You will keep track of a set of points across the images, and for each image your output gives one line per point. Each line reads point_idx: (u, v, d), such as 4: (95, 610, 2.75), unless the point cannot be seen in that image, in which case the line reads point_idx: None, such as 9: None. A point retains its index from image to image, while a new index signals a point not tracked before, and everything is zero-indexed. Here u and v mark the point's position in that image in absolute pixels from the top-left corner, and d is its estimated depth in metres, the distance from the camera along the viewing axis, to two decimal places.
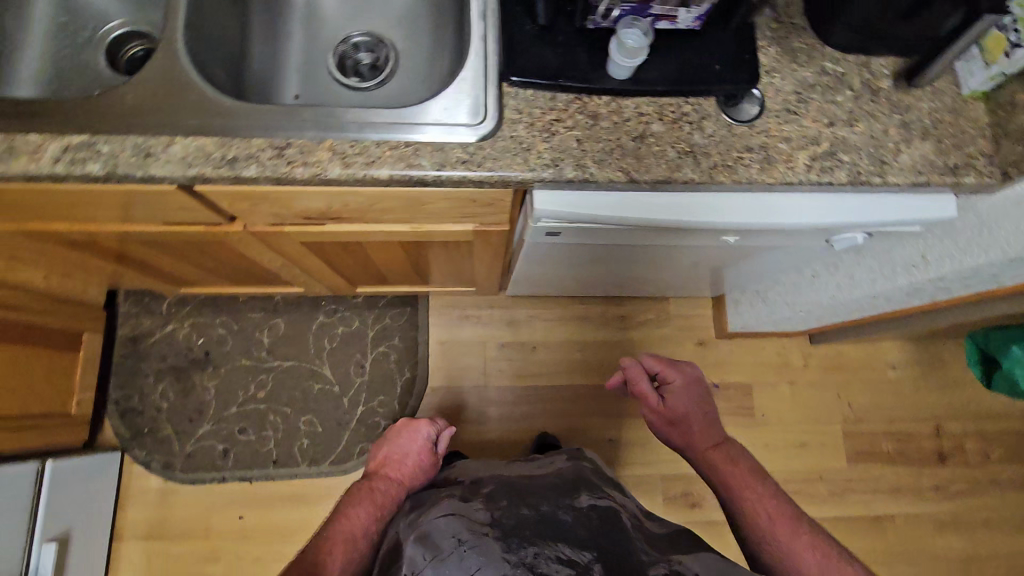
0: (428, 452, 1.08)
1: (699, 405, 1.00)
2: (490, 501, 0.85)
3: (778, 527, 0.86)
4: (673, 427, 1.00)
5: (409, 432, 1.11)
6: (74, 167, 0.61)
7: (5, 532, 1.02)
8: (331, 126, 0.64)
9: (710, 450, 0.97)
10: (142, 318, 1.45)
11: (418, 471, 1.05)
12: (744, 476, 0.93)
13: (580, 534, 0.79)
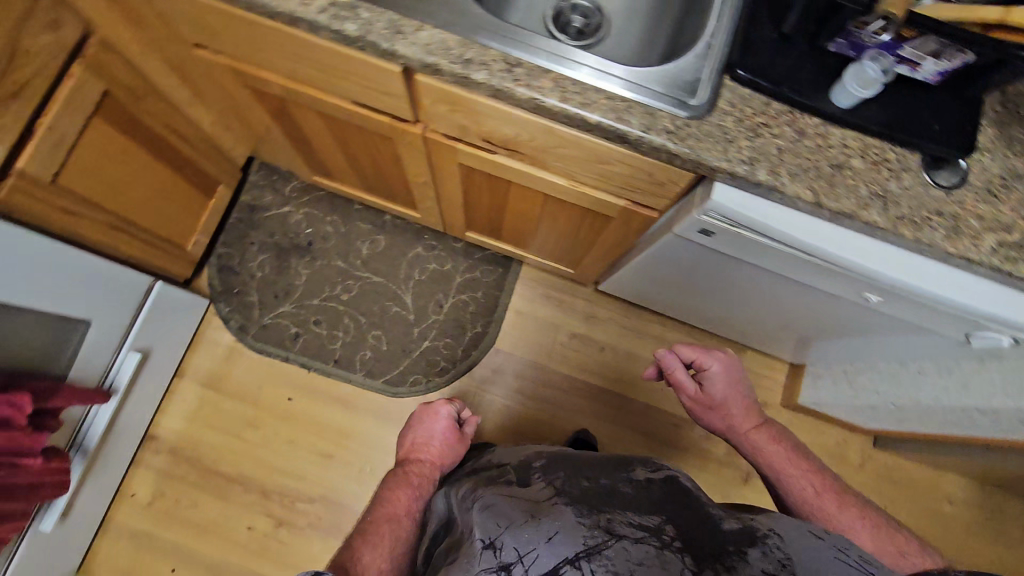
0: (453, 432, 1.12)
1: (737, 390, 0.98)
2: (546, 475, 0.80)
3: (826, 503, 0.87)
4: (714, 411, 0.99)
5: (430, 415, 1.14)
6: (335, 22, 0.68)
7: (109, 328, 1.11)
8: (562, 61, 0.68)
9: (752, 432, 0.96)
10: (266, 192, 1.55)
11: (446, 451, 1.09)
12: (791, 457, 0.93)
13: (647, 502, 0.73)
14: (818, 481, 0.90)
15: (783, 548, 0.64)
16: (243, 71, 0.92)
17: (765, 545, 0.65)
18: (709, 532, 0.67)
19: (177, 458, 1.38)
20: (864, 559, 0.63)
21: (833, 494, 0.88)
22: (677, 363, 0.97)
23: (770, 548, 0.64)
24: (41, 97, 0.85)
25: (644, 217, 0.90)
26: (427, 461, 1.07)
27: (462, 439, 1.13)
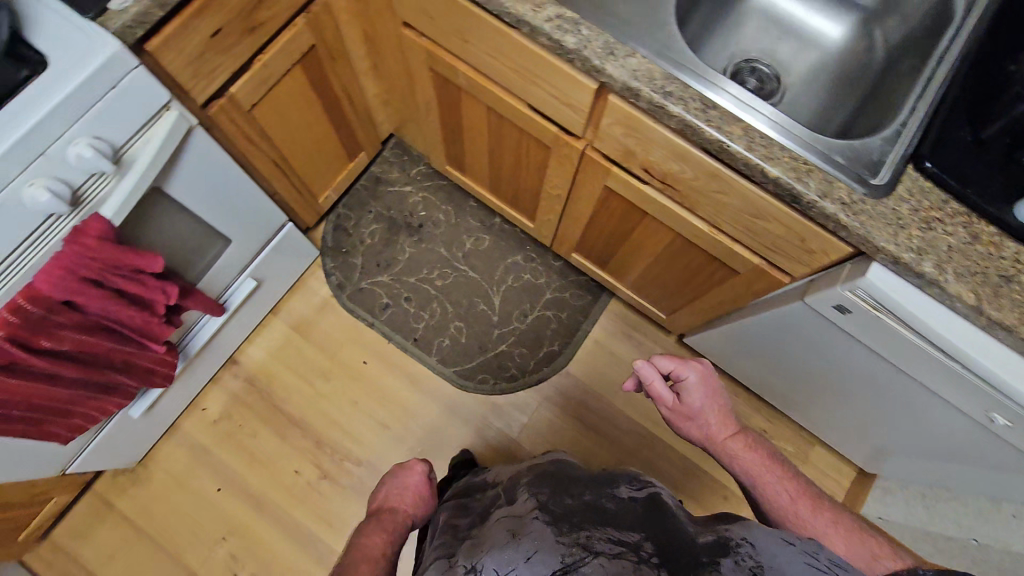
0: (425, 486, 1.07)
1: (713, 401, 0.96)
2: (531, 490, 0.84)
3: (802, 510, 0.84)
4: (692, 422, 0.97)
5: (402, 470, 1.08)
6: (557, 32, 0.74)
7: (241, 251, 1.21)
8: (756, 114, 0.71)
9: (729, 442, 0.94)
10: (395, 168, 1.64)
11: (417, 505, 1.03)
12: (769, 467, 0.91)
13: (628, 519, 0.75)
14: (794, 489, 0.87)
15: (754, 556, 0.68)
16: (437, 56, 1.00)
17: (738, 554, 0.68)
18: (685, 544, 0.71)
19: (249, 388, 1.46)
20: (833, 562, 0.67)
21: (810, 500, 0.85)
22: (654, 373, 0.95)
23: (742, 557, 0.68)
24: (268, 39, 0.95)
25: (773, 278, 0.92)
26: (401, 513, 0.99)
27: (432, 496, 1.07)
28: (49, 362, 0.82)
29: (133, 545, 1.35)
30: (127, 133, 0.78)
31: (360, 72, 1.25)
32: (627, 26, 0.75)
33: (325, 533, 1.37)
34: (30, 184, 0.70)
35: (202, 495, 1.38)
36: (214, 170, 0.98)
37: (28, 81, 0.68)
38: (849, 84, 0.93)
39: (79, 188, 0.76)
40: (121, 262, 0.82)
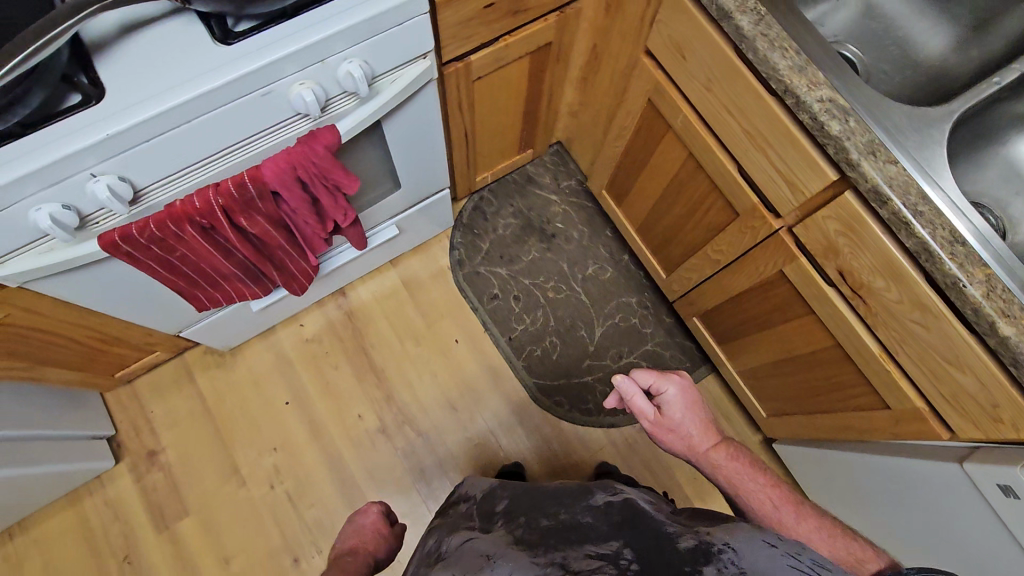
0: (385, 523, 1.07)
1: (693, 413, 0.99)
2: (507, 520, 0.83)
3: (787, 516, 0.87)
4: (675, 435, 0.99)
5: (356, 520, 1.07)
6: (824, 116, 0.73)
7: (401, 200, 1.27)
8: (1005, 266, 0.68)
9: (709, 449, 0.97)
10: (548, 174, 1.67)
11: (382, 542, 1.03)
12: (752, 478, 0.94)
13: (604, 531, 0.73)
14: (782, 498, 0.90)
15: (737, 561, 0.62)
16: (664, 91, 1.01)
17: (720, 561, 0.63)
18: (665, 550, 0.66)
19: (346, 322, 1.51)
20: (816, 563, 0.60)
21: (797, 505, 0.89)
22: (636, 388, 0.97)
23: (725, 563, 0.62)
24: (522, 23, 0.99)
25: (930, 428, 0.86)
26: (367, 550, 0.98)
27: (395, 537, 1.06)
28: (238, 238, 0.88)
29: (196, 421, 1.42)
30: (388, 65, 0.83)
31: (568, 78, 1.28)
32: (896, 134, 0.73)
33: (363, 483, 1.40)
34: (301, 83, 0.76)
35: (270, 402, 1.44)
36: (423, 120, 1.03)
37: None
38: None
39: (331, 99, 0.82)
40: (331, 175, 0.86)
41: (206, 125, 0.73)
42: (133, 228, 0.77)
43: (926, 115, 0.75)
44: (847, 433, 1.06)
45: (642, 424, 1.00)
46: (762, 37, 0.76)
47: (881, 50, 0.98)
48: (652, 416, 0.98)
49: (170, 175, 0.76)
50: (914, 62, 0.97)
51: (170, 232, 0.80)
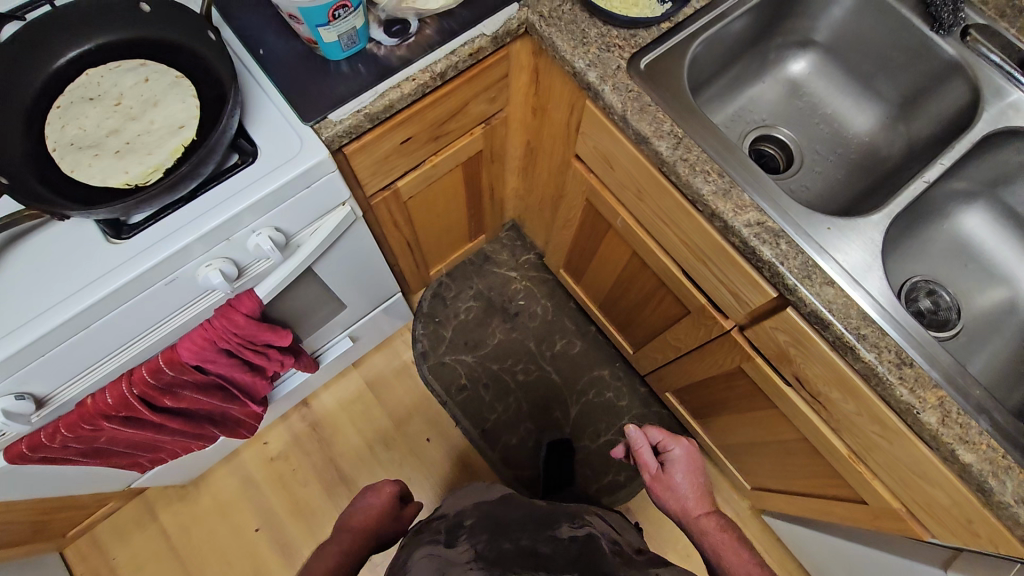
0: (393, 510, 0.92)
1: (695, 477, 0.94)
2: (471, 536, 0.83)
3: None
4: (671, 494, 0.94)
5: (367, 496, 0.93)
6: (756, 242, 0.70)
7: (350, 315, 1.23)
8: (956, 386, 0.65)
9: (696, 513, 0.91)
10: (505, 252, 1.63)
11: (380, 531, 0.89)
12: (733, 552, 0.84)
13: (558, 564, 0.72)
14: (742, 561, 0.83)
15: None
16: (600, 194, 0.98)
17: None
18: None
19: (311, 434, 1.46)
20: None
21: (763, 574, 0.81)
22: (644, 440, 0.94)
23: None
24: (447, 143, 0.96)
25: (910, 529, 0.82)
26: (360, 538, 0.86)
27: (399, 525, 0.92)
28: (161, 416, 0.84)
29: (161, 562, 1.35)
30: (305, 223, 0.80)
31: (508, 168, 1.25)
32: (829, 252, 0.71)
33: None
34: (207, 264, 0.72)
35: (239, 531, 1.38)
36: (356, 249, 1.00)
37: (236, 169, 0.70)
38: None
39: (244, 268, 0.77)
40: (258, 337, 0.83)
41: (107, 324, 0.67)
42: (41, 436, 0.72)
43: (860, 225, 0.72)
44: (831, 519, 1.02)
45: (644, 477, 0.97)
46: (682, 161, 0.74)
47: (809, 135, 0.97)
48: (655, 470, 0.96)
49: (75, 376, 0.70)
50: (844, 142, 0.96)
51: (85, 429, 0.76)
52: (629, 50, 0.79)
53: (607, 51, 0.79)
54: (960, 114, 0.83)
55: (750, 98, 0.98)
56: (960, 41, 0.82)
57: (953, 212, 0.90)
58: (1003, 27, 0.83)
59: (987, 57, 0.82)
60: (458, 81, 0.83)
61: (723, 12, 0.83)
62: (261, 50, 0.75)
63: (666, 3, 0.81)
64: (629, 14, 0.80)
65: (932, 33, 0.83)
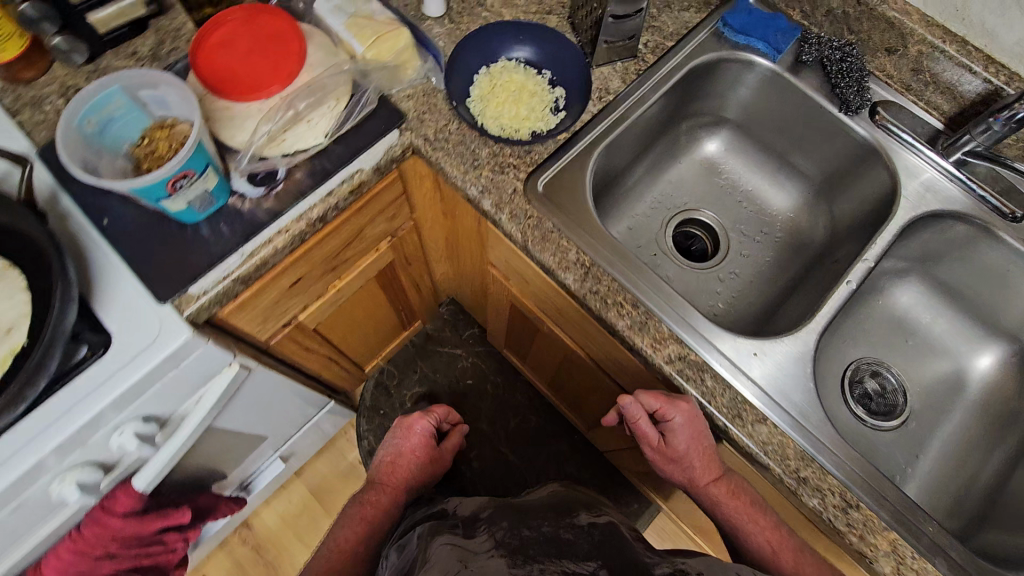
0: (427, 448, 0.91)
1: (705, 446, 0.66)
2: (490, 525, 0.68)
3: (789, 571, 0.65)
4: (674, 464, 0.69)
5: (404, 431, 0.93)
6: (679, 380, 0.64)
7: (276, 439, 1.13)
8: (909, 525, 0.60)
9: (709, 486, 0.69)
10: (446, 328, 1.55)
11: (420, 471, 0.90)
12: (752, 514, 0.68)
13: (584, 549, 0.61)
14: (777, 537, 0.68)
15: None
16: (522, 300, 0.91)
17: None
18: None
19: (256, 557, 1.35)
20: None
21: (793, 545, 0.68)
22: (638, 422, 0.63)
23: None
24: (349, 266, 0.88)
25: None
26: (400, 484, 0.88)
27: (445, 453, 0.95)
28: None
29: None
30: (178, 400, 0.70)
31: (432, 260, 1.18)
32: (757, 381, 0.65)
33: None
34: (61, 479, 0.62)
35: None
36: (260, 394, 0.90)
37: (81, 367, 0.60)
38: (995, 426, 0.80)
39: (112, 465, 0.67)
40: (143, 529, 0.74)
41: None
42: None
43: (787, 342, 0.68)
44: None
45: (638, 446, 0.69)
46: (592, 292, 0.67)
47: (733, 215, 0.92)
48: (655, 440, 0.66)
49: None
50: (769, 221, 0.91)
51: None
52: (525, 168, 0.72)
53: (501, 173, 0.72)
54: (885, 195, 0.79)
55: (669, 183, 0.93)
56: (870, 121, 0.78)
57: (885, 289, 0.86)
58: (907, 101, 0.80)
59: (900, 135, 0.78)
60: (344, 216, 0.75)
61: (624, 113, 0.78)
62: (106, 220, 0.66)
63: (560, 111, 0.75)
64: (521, 132, 0.73)
65: (842, 115, 0.79)
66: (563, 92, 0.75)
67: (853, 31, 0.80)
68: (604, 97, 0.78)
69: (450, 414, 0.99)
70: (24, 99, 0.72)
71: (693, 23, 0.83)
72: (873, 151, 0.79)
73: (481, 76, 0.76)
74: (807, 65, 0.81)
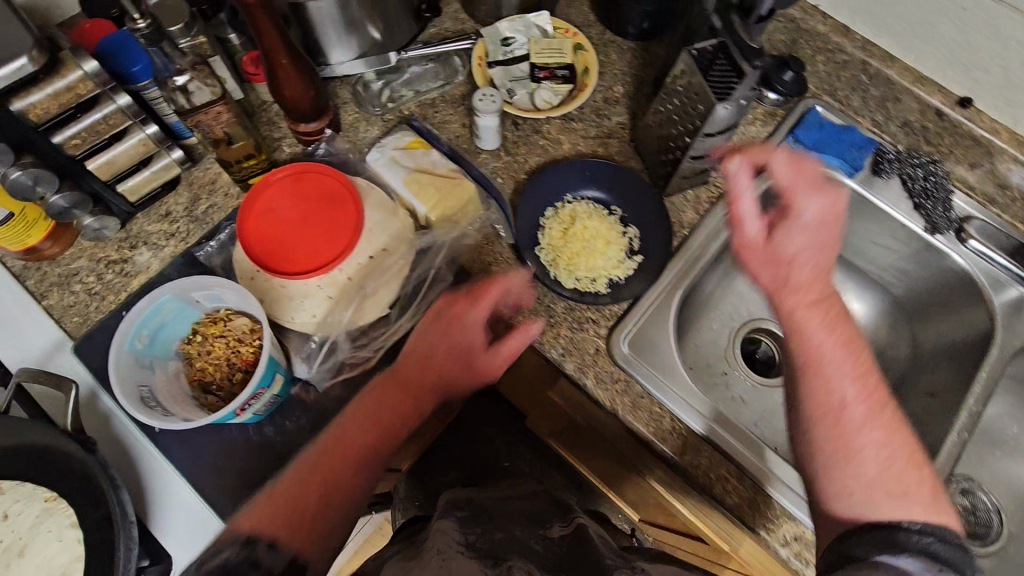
0: (486, 340, 0.59)
1: (823, 258, 0.54)
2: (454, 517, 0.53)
3: (862, 426, 0.49)
4: (772, 267, 0.56)
5: (453, 321, 0.59)
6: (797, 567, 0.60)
7: None
8: None
9: (793, 288, 0.54)
10: None
11: (458, 372, 0.58)
12: (851, 348, 0.52)
13: (548, 558, 0.48)
14: (867, 388, 0.51)
15: None
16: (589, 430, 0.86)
17: None
18: None
19: None
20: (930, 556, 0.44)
21: (886, 409, 0.51)
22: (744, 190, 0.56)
23: None
24: None
25: None
26: (424, 384, 0.57)
27: (501, 356, 0.59)
28: None
29: None
30: None
31: None
32: None
33: None
34: None
35: None
36: None
37: None
38: None
39: None
40: None
41: None
42: None
43: None
44: None
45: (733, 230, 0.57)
46: (692, 466, 0.63)
47: None
48: (749, 229, 0.56)
49: None
50: None
51: None
52: (605, 322, 0.67)
53: (580, 330, 0.67)
54: (984, 331, 0.72)
55: (736, 291, 0.88)
56: (958, 244, 0.73)
57: None
58: (993, 215, 0.74)
59: (990, 257, 0.73)
60: None
61: (700, 249, 0.72)
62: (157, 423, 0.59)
63: (637, 254, 0.70)
64: (592, 282, 0.68)
65: (930, 236, 0.74)
66: (637, 232, 0.71)
67: (931, 144, 0.75)
68: (679, 234, 0.73)
69: (524, 297, 0.65)
70: (50, 278, 0.65)
71: (760, 136, 0.77)
72: (971, 282, 0.73)
73: (547, 219, 0.71)
74: (884, 178, 0.75)
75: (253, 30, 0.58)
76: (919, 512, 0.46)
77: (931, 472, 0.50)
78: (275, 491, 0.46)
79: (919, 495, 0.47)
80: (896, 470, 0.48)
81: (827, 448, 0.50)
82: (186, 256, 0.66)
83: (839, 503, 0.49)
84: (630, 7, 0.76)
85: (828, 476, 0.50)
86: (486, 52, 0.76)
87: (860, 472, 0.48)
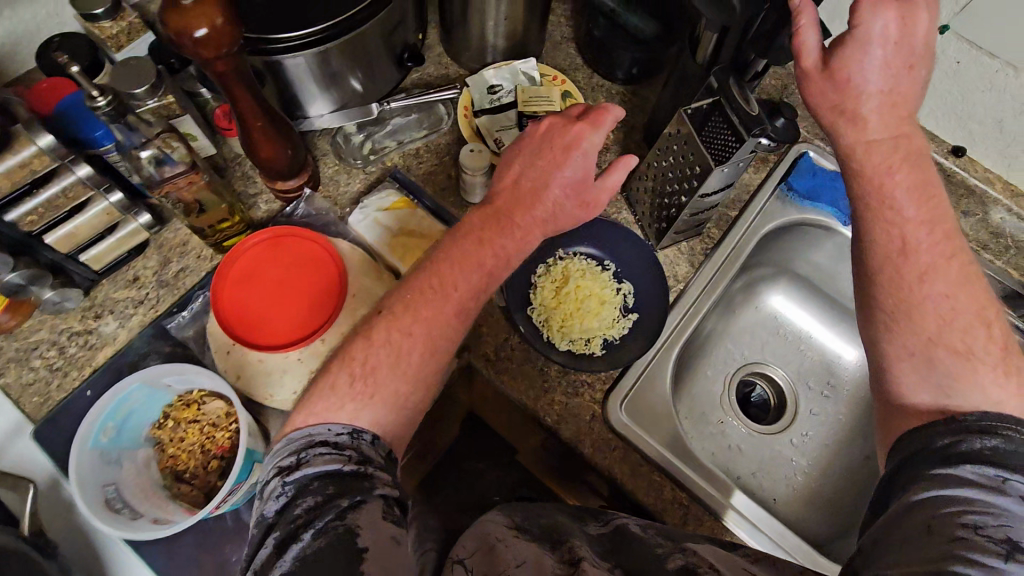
0: (586, 177, 0.56)
1: (896, 87, 0.52)
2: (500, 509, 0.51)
3: (928, 264, 0.51)
4: (835, 98, 0.53)
5: (561, 145, 0.56)
6: None
7: None
8: None
9: (855, 121, 0.53)
10: None
11: (562, 199, 0.56)
12: (926, 201, 0.52)
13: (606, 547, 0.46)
14: (935, 236, 0.52)
15: None
16: None
17: None
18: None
19: None
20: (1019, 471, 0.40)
21: (956, 258, 0.51)
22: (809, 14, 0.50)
23: None
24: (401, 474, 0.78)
25: None
26: (516, 218, 0.55)
27: (604, 190, 0.56)
28: None
29: None
30: None
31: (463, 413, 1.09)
32: None
33: None
34: None
35: None
36: None
37: None
38: None
39: None
40: None
41: None
42: None
43: None
44: None
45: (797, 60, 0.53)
46: None
47: (799, 371, 0.87)
48: (810, 61, 0.53)
49: None
50: (836, 374, 0.86)
51: None
52: (601, 386, 0.65)
53: (575, 395, 0.64)
54: None
55: (737, 330, 0.87)
56: None
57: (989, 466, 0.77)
58: (985, 261, 0.71)
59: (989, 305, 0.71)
60: None
61: (698, 303, 0.72)
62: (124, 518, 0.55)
63: (631, 312, 0.67)
64: (579, 343, 0.65)
65: None
66: (632, 287, 0.68)
67: None
68: (673, 288, 0.72)
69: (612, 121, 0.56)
70: (6, 354, 0.60)
71: (753, 185, 0.78)
72: None
73: (539, 278, 0.68)
74: None
75: (223, 92, 0.53)
76: (993, 391, 0.47)
77: (1003, 332, 0.50)
78: (363, 354, 0.49)
79: (986, 356, 0.48)
80: (958, 325, 0.50)
81: (887, 302, 0.52)
82: (156, 328, 0.62)
83: (900, 363, 0.51)
84: (618, 52, 0.75)
85: (894, 336, 0.52)
86: (472, 101, 0.74)
87: (922, 326, 0.50)
